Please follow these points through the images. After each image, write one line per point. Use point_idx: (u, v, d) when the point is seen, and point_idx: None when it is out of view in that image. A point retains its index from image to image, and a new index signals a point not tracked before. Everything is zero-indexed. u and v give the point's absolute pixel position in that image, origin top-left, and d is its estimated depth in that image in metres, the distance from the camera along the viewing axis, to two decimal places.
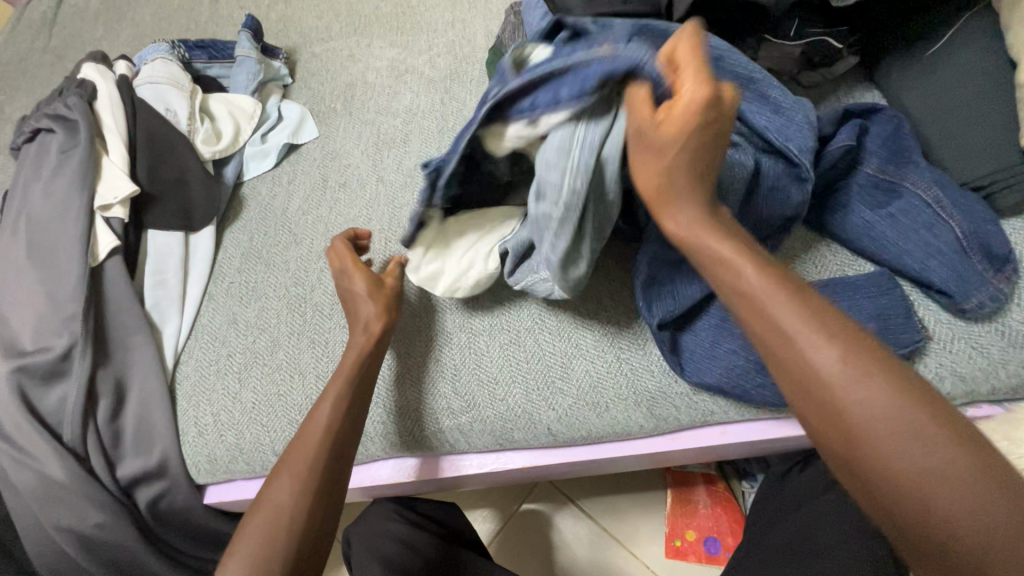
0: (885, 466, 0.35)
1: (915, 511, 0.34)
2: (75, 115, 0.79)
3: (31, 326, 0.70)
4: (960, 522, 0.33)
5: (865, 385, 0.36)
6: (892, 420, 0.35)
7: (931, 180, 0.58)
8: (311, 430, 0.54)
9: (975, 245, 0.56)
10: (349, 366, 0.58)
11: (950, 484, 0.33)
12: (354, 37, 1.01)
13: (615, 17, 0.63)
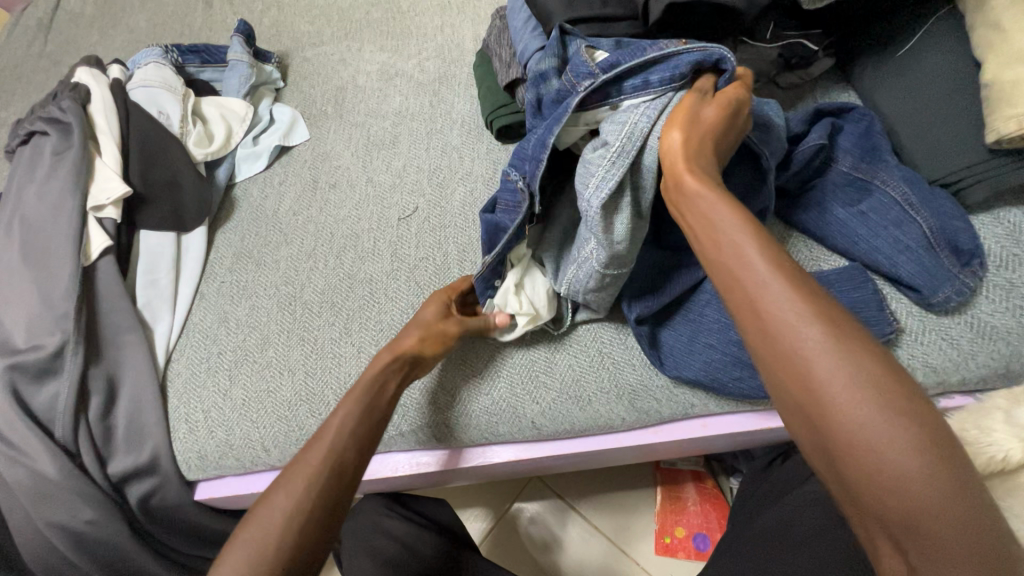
0: (837, 421, 0.34)
1: (880, 488, 0.32)
2: (69, 117, 0.80)
3: (24, 325, 0.71)
4: (893, 474, 0.32)
5: (819, 334, 0.35)
6: (841, 370, 0.34)
7: (901, 177, 0.60)
8: (324, 440, 0.52)
9: (941, 241, 0.58)
10: (363, 378, 0.58)
11: (889, 438, 0.32)
12: (345, 41, 1.03)
13: (595, 21, 0.64)
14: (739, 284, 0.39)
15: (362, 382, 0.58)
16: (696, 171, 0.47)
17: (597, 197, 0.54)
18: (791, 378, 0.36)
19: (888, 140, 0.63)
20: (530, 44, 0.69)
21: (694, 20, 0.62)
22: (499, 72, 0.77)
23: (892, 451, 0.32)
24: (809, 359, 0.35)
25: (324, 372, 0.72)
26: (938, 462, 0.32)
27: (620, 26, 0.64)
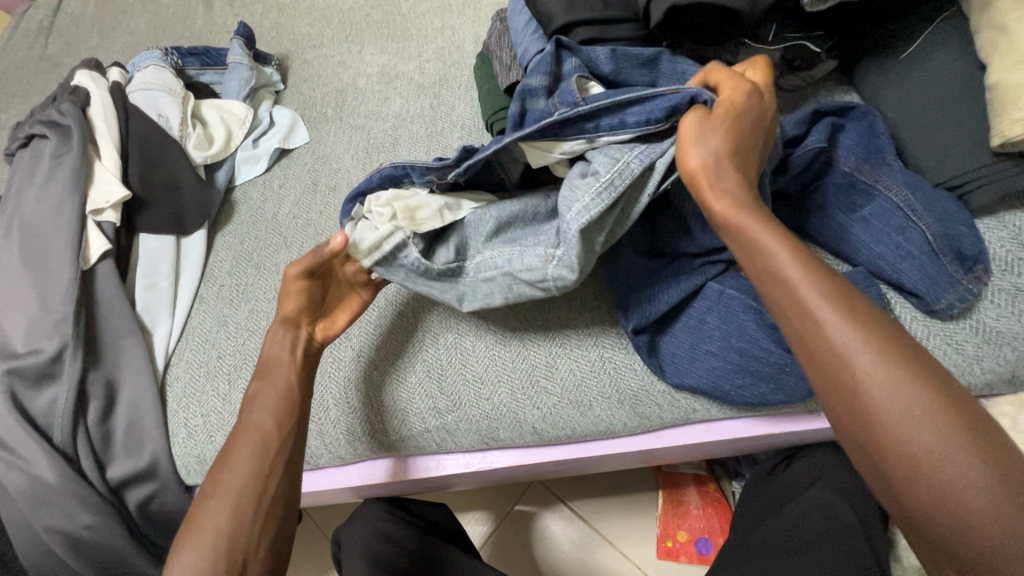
0: (905, 451, 0.36)
1: (949, 511, 0.35)
2: (68, 121, 0.80)
3: (22, 329, 0.71)
4: (954, 489, 0.35)
5: (877, 359, 0.38)
6: (902, 391, 0.37)
7: (904, 181, 0.59)
8: (243, 432, 0.54)
9: (945, 246, 0.57)
10: (270, 367, 0.59)
11: (956, 465, 0.35)
12: (345, 44, 1.03)
13: (596, 23, 0.64)
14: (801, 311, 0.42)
15: (272, 370, 0.58)
16: (722, 196, 0.48)
17: (579, 221, 0.53)
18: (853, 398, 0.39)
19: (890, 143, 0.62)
20: (529, 47, 0.69)
21: (694, 23, 0.61)
22: (499, 75, 0.77)
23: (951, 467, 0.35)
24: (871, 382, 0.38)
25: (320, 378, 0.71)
26: (997, 476, 0.34)
27: (621, 27, 0.64)
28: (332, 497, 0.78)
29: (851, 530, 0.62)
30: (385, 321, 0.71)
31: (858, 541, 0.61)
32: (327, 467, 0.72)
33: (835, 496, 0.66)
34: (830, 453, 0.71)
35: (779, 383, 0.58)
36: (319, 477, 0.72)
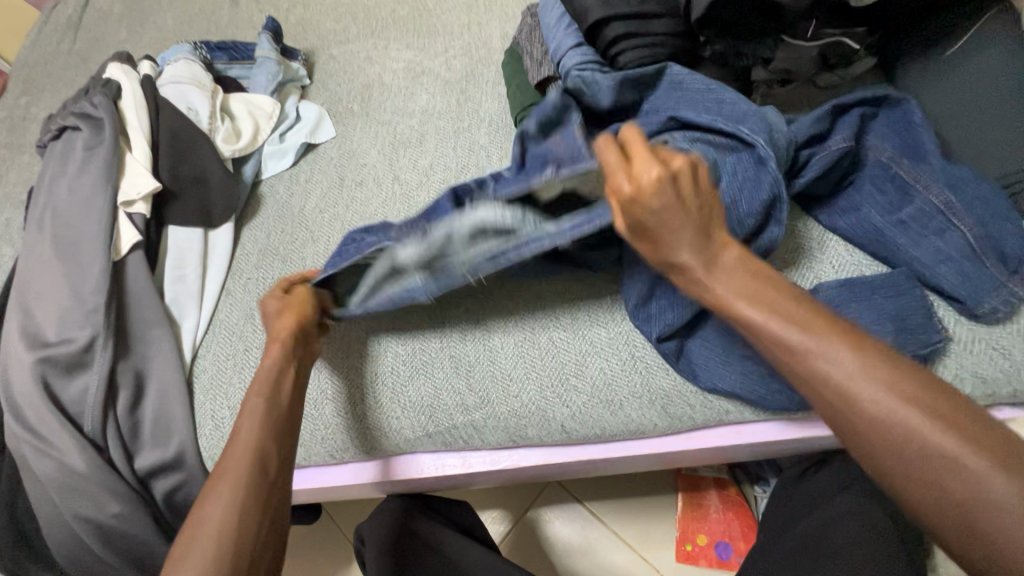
0: (899, 444, 0.38)
1: (948, 495, 0.36)
2: (101, 113, 0.81)
3: (55, 319, 0.71)
4: (962, 473, 0.36)
5: (870, 376, 0.39)
6: (880, 388, 0.39)
7: (945, 180, 0.57)
8: (239, 445, 0.52)
9: (987, 248, 0.55)
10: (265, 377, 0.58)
11: (937, 447, 0.37)
12: (372, 39, 1.03)
13: (632, 17, 0.63)
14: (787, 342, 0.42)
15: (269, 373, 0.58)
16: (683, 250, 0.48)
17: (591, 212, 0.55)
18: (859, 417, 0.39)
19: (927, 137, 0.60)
20: (563, 42, 0.68)
21: (733, 20, 0.60)
22: (529, 70, 0.76)
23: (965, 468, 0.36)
24: (872, 398, 0.39)
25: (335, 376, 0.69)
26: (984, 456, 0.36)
27: (657, 23, 0.63)
28: (354, 492, 0.77)
29: (887, 537, 0.61)
30: (406, 327, 0.70)
31: (896, 549, 0.59)
32: (349, 463, 0.71)
33: (869, 503, 0.65)
34: None
35: None
36: (344, 471, 0.71)
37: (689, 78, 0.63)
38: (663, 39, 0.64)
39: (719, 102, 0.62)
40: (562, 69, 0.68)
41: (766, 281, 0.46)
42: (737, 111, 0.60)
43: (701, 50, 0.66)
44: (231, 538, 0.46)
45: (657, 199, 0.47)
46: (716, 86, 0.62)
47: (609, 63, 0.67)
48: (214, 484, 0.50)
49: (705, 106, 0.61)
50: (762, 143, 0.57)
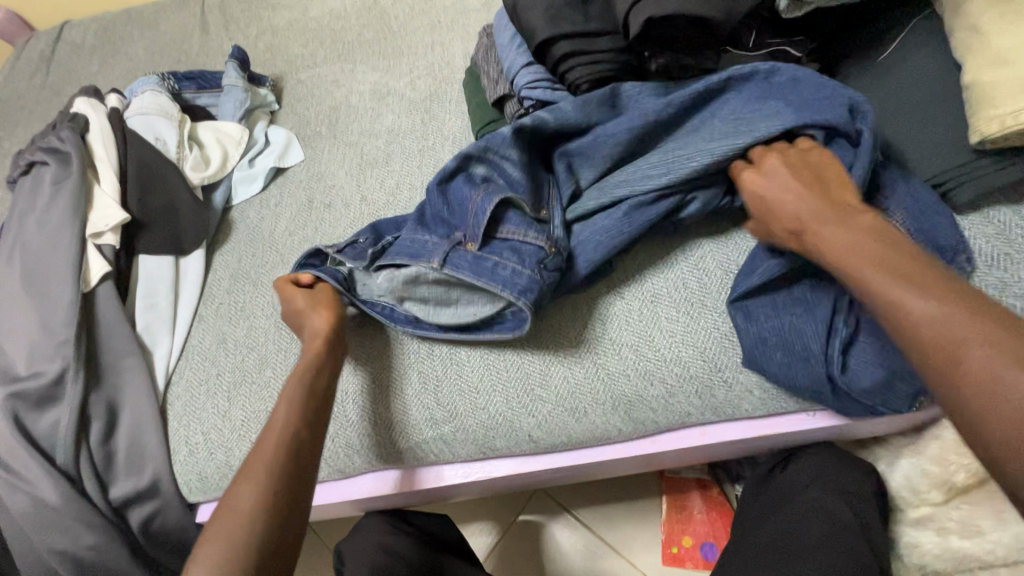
0: (940, 345, 0.41)
1: (977, 391, 0.39)
2: (68, 147, 0.82)
3: (25, 353, 0.72)
4: (988, 367, 0.39)
5: (916, 287, 0.44)
6: (922, 297, 0.43)
7: (877, 179, 0.60)
8: (276, 433, 0.56)
9: (921, 241, 0.58)
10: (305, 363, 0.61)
11: (983, 342, 0.40)
12: (338, 63, 1.05)
13: (579, 36, 0.65)
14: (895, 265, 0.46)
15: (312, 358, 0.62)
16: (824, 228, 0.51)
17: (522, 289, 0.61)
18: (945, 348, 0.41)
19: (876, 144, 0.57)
20: (515, 62, 0.72)
21: (672, 34, 0.63)
22: (487, 88, 0.78)
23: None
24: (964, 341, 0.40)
25: None
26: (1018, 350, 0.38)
27: (602, 41, 0.65)
28: (334, 511, 0.78)
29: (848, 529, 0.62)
30: (371, 344, 0.71)
31: (858, 542, 0.60)
32: (326, 482, 0.72)
33: (831, 497, 0.66)
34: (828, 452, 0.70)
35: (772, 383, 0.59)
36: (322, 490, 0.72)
37: (643, 95, 0.67)
38: (611, 56, 0.66)
39: (686, 111, 0.65)
40: (516, 87, 0.72)
41: (851, 212, 0.52)
42: (707, 130, 0.63)
43: (646, 65, 0.68)
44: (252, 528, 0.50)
45: (772, 188, 0.56)
46: (688, 99, 0.65)
47: (559, 79, 0.69)
48: (227, 502, 0.52)
49: (673, 120, 0.65)
50: (726, 147, 0.60)
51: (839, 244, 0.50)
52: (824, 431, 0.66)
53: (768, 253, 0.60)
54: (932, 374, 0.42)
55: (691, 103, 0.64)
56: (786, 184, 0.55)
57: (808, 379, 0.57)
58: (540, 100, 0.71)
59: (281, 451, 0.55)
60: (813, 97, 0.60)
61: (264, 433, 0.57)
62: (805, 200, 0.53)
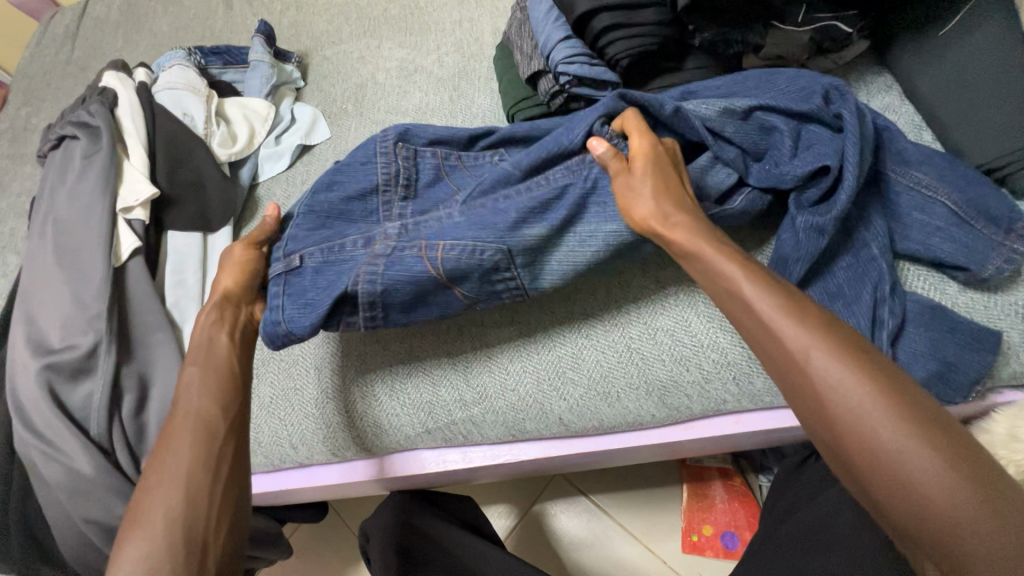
0: (856, 436, 0.37)
1: (903, 492, 0.35)
2: (98, 121, 0.82)
3: (59, 325, 0.72)
4: (913, 476, 0.35)
5: (847, 368, 0.39)
6: (848, 382, 0.38)
7: (913, 159, 0.58)
8: (179, 419, 0.51)
9: (976, 212, 0.56)
10: (204, 349, 0.57)
11: (898, 443, 0.36)
12: (364, 39, 1.03)
13: (619, 9, 0.63)
14: (770, 326, 0.43)
15: (198, 337, 0.58)
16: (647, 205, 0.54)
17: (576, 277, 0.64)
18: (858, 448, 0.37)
19: (859, 124, 0.57)
20: (551, 35, 0.69)
21: (721, 6, 0.60)
22: (520, 65, 0.76)
23: (952, 504, 0.34)
24: (898, 449, 0.36)
25: (336, 390, 0.70)
26: (973, 487, 0.34)
27: (645, 13, 0.63)
28: (358, 490, 0.78)
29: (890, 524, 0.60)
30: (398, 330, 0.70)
31: None
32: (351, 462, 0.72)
33: None
34: None
35: None
36: (345, 469, 0.72)
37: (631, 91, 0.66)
38: (654, 29, 0.63)
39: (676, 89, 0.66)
40: (551, 62, 0.69)
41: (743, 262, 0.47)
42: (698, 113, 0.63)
43: (689, 39, 0.65)
44: (179, 511, 0.45)
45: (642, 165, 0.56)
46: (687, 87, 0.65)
47: (598, 54, 0.67)
48: (143, 499, 0.46)
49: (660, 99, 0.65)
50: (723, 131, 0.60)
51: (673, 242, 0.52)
52: None
53: (794, 250, 0.57)
54: (837, 451, 0.39)
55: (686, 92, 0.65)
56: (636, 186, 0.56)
57: None
58: (576, 76, 0.68)
59: (190, 478, 0.47)
60: (789, 91, 0.62)
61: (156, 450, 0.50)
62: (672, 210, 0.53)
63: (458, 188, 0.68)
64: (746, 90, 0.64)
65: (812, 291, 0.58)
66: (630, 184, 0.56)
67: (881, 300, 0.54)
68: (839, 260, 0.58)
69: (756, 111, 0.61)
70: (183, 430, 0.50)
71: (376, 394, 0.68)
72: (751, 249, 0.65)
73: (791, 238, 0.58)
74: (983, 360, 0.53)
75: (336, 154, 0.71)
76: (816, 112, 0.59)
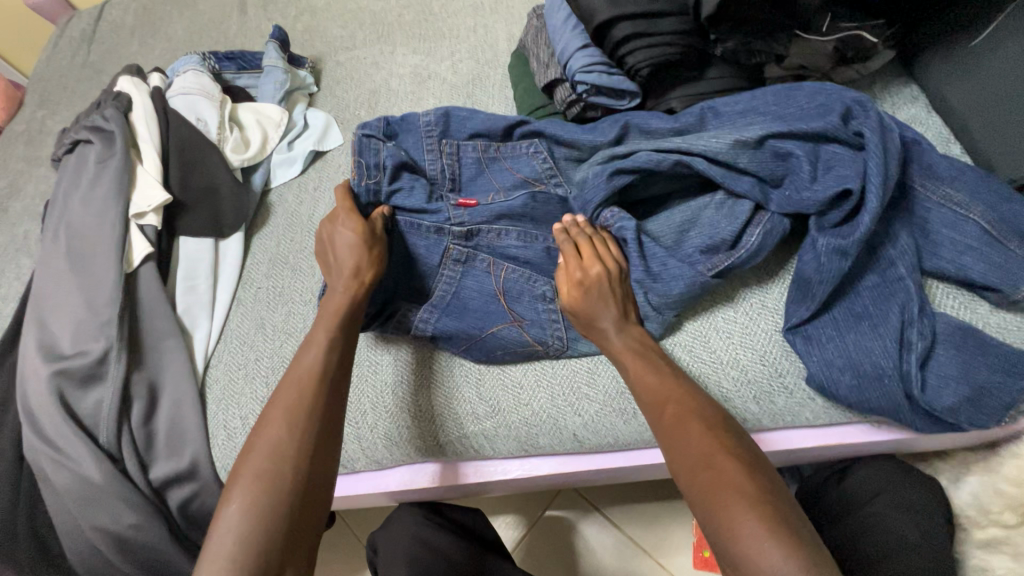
0: (704, 468, 0.44)
1: (728, 519, 0.41)
2: (113, 126, 0.82)
3: (70, 331, 0.72)
4: (734, 503, 0.41)
5: (705, 423, 0.47)
6: (702, 430, 0.47)
7: (944, 174, 0.57)
8: (301, 376, 0.54)
9: (1006, 231, 0.54)
10: (336, 309, 0.60)
11: (731, 481, 0.42)
12: (378, 44, 1.03)
13: (640, 17, 0.61)
14: (649, 387, 0.52)
15: (335, 310, 0.60)
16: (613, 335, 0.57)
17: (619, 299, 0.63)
18: (698, 466, 0.44)
19: (881, 144, 0.55)
20: (569, 44, 0.68)
21: (747, 15, 0.58)
22: (536, 73, 0.75)
23: (761, 536, 0.39)
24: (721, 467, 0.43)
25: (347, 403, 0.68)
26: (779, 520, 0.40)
27: (666, 22, 0.61)
28: (367, 501, 0.76)
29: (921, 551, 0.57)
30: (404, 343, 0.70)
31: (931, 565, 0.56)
32: (361, 472, 0.71)
33: (896, 515, 0.63)
34: (887, 464, 0.67)
35: (867, 393, 0.53)
36: (354, 481, 0.70)
37: (640, 116, 0.67)
38: (674, 38, 0.62)
39: (693, 113, 0.65)
40: (569, 71, 0.68)
41: (653, 350, 0.56)
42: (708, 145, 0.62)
43: (712, 49, 0.64)
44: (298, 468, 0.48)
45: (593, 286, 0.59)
46: (706, 112, 0.65)
47: (617, 63, 0.65)
48: (258, 450, 0.49)
49: (671, 124, 0.65)
50: (739, 157, 0.60)
51: (618, 349, 0.56)
52: (888, 444, 0.62)
53: (816, 272, 0.56)
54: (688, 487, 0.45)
55: (700, 117, 0.65)
56: (598, 284, 0.59)
57: (884, 398, 0.52)
58: (593, 85, 0.67)
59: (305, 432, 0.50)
60: (805, 110, 0.61)
61: (271, 405, 0.52)
62: (626, 327, 0.58)
63: (500, 184, 0.71)
64: (763, 108, 0.63)
65: (835, 312, 0.56)
66: (589, 291, 0.59)
67: (909, 322, 0.52)
68: (863, 279, 0.56)
69: (769, 139, 0.60)
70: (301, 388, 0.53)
71: (384, 406, 0.67)
72: (771, 267, 0.63)
73: (812, 261, 0.56)
74: (1019, 385, 0.51)
75: (378, 147, 0.73)
76: (833, 132, 0.57)
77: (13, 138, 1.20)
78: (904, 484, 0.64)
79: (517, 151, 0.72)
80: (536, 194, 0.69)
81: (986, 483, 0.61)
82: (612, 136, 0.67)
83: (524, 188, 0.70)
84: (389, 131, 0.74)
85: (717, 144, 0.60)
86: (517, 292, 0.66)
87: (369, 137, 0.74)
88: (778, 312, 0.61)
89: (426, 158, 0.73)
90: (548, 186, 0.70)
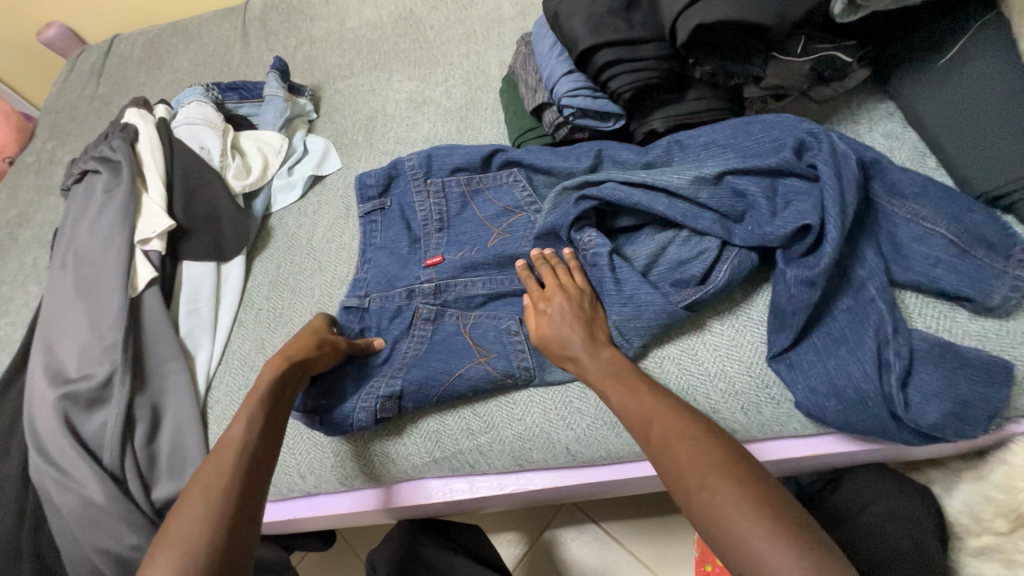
0: (697, 486, 0.43)
1: (729, 539, 0.40)
2: (119, 156, 0.85)
3: (76, 355, 0.74)
4: (729, 521, 0.40)
5: (687, 436, 0.47)
6: (684, 445, 0.46)
7: (912, 191, 0.59)
8: (222, 454, 0.51)
9: (973, 241, 0.55)
10: (257, 394, 0.58)
11: (721, 493, 0.42)
12: (375, 72, 1.07)
13: (621, 44, 0.64)
14: (631, 413, 0.52)
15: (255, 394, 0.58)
16: (591, 360, 0.57)
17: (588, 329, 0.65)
18: (689, 488, 0.44)
19: (834, 173, 0.57)
20: (555, 70, 0.71)
21: (719, 40, 0.61)
22: (524, 98, 0.78)
23: (759, 547, 0.39)
24: (708, 484, 0.43)
25: None
26: (773, 525, 0.39)
27: (646, 48, 0.64)
28: (365, 519, 0.77)
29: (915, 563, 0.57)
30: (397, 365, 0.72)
31: None
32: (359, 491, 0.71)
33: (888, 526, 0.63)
34: (878, 474, 0.67)
35: (848, 404, 0.54)
36: (351, 498, 0.71)
37: (617, 146, 0.71)
38: (653, 63, 0.64)
39: (660, 147, 0.69)
40: (556, 95, 0.71)
41: (630, 370, 0.56)
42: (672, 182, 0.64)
43: (690, 72, 0.66)
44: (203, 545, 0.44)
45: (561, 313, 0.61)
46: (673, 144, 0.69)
47: (600, 87, 0.68)
48: (170, 529, 0.46)
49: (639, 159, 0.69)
50: (701, 193, 0.62)
51: (592, 375, 0.57)
52: (877, 453, 0.62)
53: (789, 303, 0.57)
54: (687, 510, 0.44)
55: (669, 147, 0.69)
56: (565, 312, 0.61)
57: (865, 409, 0.54)
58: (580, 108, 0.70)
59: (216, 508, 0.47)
60: (760, 146, 0.63)
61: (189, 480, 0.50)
62: (600, 351, 0.58)
63: (484, 215, 0.75)
64: (728, 139, 0.66)
65: (812, 337, 0.58)
66: (554, 320, 0.61)
67: (886, 344, 0.53)
68: (838, 303, 0.57)
69: (727, 175, 0.63)
70: (218, 466, 0.50)
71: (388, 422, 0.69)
72: (756, 279, 0.65)
73: (783, 291, 0.58)
74: (997, 394, 0.52)
75: (375, 197, 0.81)
76: (788, 166, 0.60)
77: (25, 168, 1.24)
78: (894, 494, 0.65)
79: (497, 183, 0.76)
80: (514, 225, 0.73)
81: (977, 491, 0.61)
82: (585, 164, 0.71)
83: (505, 216, 0.74)
84: (382, 183, 0.82)
85: (682, 177, 0.63)
86: (492, 320, 0.68)
87: (366, 188, 0.82)
88: (760, 323, 0.62)
89: (414, 197, 0.79)
90: (529, 212, 0.73)
